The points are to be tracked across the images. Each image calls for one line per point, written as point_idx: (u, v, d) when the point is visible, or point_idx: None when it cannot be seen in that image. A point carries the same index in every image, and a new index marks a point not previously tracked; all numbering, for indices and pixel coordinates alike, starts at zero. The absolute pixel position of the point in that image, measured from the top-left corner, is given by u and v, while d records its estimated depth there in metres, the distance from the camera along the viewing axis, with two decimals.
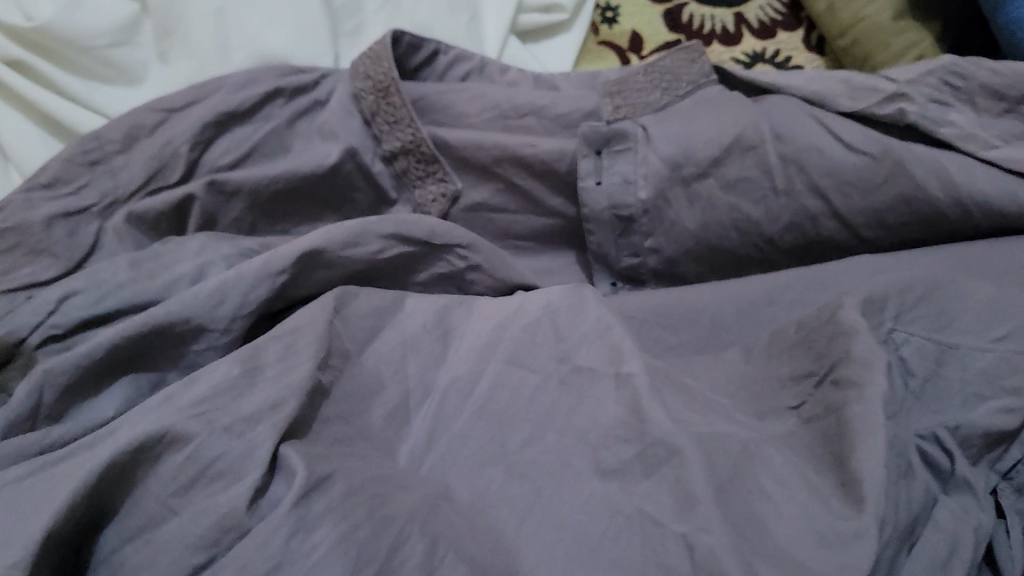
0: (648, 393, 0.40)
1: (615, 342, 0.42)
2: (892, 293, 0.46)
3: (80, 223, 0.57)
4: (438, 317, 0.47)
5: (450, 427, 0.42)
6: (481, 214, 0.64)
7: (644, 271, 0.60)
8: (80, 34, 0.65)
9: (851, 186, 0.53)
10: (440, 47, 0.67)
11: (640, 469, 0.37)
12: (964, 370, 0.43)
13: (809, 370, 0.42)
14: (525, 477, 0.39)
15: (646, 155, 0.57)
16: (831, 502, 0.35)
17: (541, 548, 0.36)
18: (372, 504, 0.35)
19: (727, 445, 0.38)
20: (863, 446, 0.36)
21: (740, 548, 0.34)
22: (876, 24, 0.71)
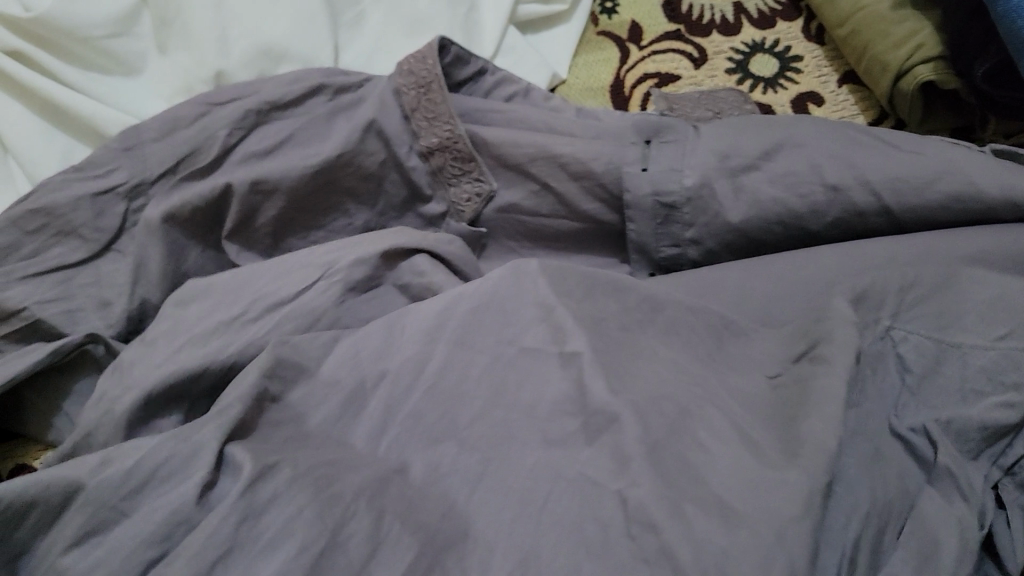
0: (637, 396, 0.37)
1: (606, 343, 0.39)
2: (890, 290, 0.44)
3: (108, 204, 0.59)
4: (405, 319, 0.41)
5: (400, 419, 0.38)
6: (513, 216, 0.64)
7: (685, 263, 0.56)
8: (79, 24, 0.67)
9: (898, 186, 0.50)
10: (487, 68, 0.68)
11: (599, 468, 0.34)
12: (964, 367, 0.41)
13: (797, 348, 0.40)
14: (478, 463, 0.36)
15: (696, 148, 0.55)
16: (768, 456, 0.34)
17: (490, 541, 0.33)
18: (322, 472, 0.34)
19: (668, 404, 0.36)
20: (816, 411, 0.35)
21: (666, 493, 0.33)
22: (877, 13, 0.70)
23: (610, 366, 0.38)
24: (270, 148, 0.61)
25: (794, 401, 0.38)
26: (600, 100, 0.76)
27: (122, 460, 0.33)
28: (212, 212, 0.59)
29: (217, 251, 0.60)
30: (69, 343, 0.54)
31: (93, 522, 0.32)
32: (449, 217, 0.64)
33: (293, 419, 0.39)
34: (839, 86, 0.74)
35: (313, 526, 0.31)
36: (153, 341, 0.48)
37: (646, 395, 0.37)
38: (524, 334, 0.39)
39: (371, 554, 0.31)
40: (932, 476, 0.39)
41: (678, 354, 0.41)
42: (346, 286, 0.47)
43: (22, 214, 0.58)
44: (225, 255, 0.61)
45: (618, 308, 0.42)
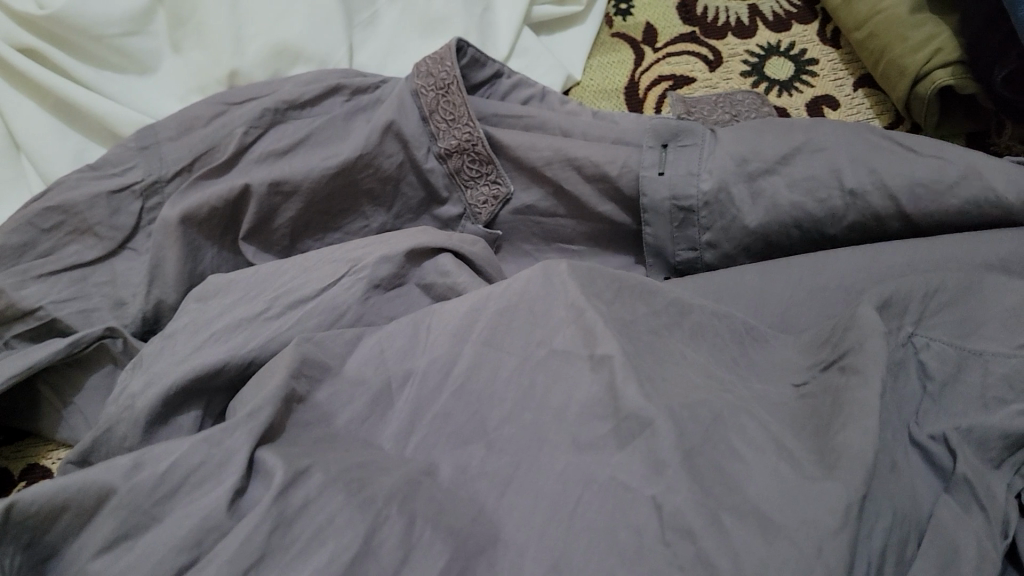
0: (674, 398, 0.36)
1: (637, 349, 0.39)
2: (914, 296, 0.43)
3: (124, 202, 0.59)
4: (434, 316, 0.42)
5: (431, 417, 0.38)
6: (530, 217, 0.64)
7: (700, 266, 0.56)
8: (93, 22, 0.67)
9: (918, 188, 0.50)
10: (501, 70, 0.68)
11: (639, 476, 0.34)
12: (985, 375, 0.41)
13: (823, 355, 0.41)
14: (510, 468, 0.36)
15: (715, 152, 0.54)
16: (805, 467, 0.34)
17: (528, 550, 0.33)
18: (350, 473, 0.33)
19: (699, 408, 0.36)
20: (853, 422, 0.34)
21: (702, 501, 0.33)
22: (894, 16, 0.70)
23: (640, 368, 0.37)
24: (287, 148, 0.61)
25: (834, 408, 0.37)
26: (614, 102, 0.76)
27: (155, 463, 0.33)
28: (229, 213, 0.59)
29: (233, 252, 0.60)
30: (87, 336, 0.54)
31: (124, 528, 0.32)
32: (465, 219, 0.64)
33: (320, 420, 0.39)
34: (854, 90, 0.74)
35: (343, 532, 0.31)
36: (173, 338, 0.48)
37: (680, 396, 0.36)
38: (553, 334, 0.39)
39: (401, 561, 0.31)
40: (950, 484, 0.38)
41: (705, 358, 0.41)
42: (370, 284, 0.47)
43: (38, 212, 0.58)
44: (242, 255, 0.61)
45: (645, 312, 0.42)
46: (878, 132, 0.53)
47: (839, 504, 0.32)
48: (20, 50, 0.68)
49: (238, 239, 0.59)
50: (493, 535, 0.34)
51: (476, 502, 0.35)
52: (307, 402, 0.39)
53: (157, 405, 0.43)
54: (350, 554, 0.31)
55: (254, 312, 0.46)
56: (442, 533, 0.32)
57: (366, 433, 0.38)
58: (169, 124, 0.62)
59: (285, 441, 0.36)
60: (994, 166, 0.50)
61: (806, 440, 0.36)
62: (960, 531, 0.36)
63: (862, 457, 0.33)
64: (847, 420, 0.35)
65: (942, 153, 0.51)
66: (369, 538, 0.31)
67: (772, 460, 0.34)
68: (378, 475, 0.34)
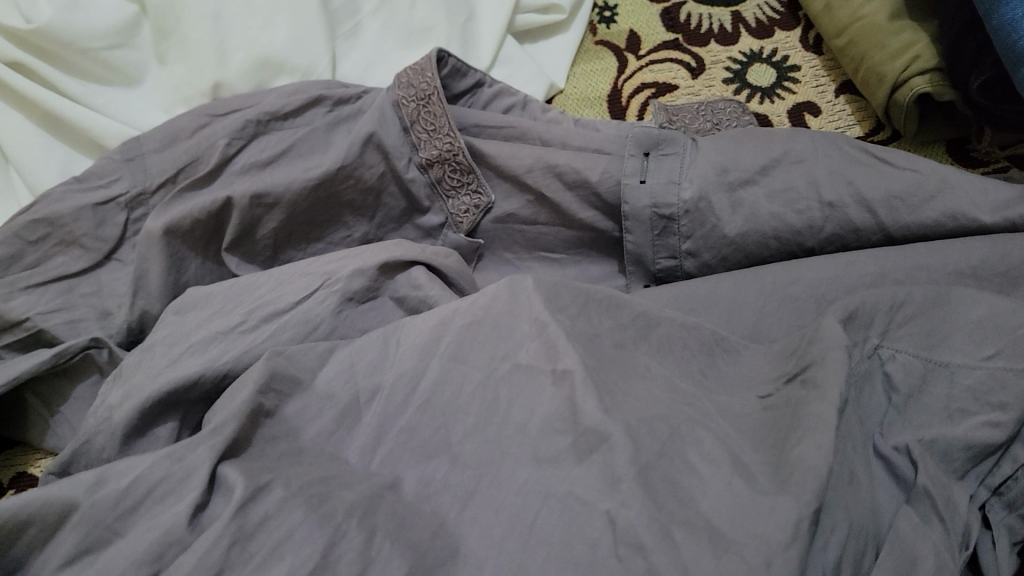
0: (635, 412, 0.37)
1: (607, 369, 0.40)
2: (882, 307, 0.44)
3: (109, 214, 0.60)
4: (404, 329, 0.42)
5: (398, 429, 0.39)
6: (512, 226, 0.64)
7: (681, 275, 0.56)
8: (79, 36, 0.68)
9: (894, 201, 0.51)
10: (483, 79, 0.69)
11: (595, 487, 0.34)
12: (951, 388, 0.41)
13: (787, 367, 0.41)
14: (473, 481, 0.36)
15: (696, 161, 0.55)
16: (759, 482, 0.34)
17: (487, 560, 0.33)
18: (313, 487, 0.34)
19: (658, 424, 0.36)
20: (809, 438, 0.35)
21: (655, 516, 0.33)
22: (874, 24, 0.70)
23: (604, 383, 0.38)
24: (269, 159, 0.61)
25: (793, 419, 0.37)
26: (597, 110, 0.76)
27: (120, 479, 0.34)
28: (212, 224, 0.59)
29: (217, 262, 0.61)
30: (70, 347, 0.54)
31: (90, 541, 0.33)
32: (447, 228, 0.65)
33: (288, 434, 0.39)
34: (836, 97, 0.74)
35: (303, 546, 0.32)
36: (152, 349, 0.48)
37: (640, 411, 0.37)
38: (520, 350, 0.40)
39: (361, 575, 0.32)
40: (911, 496, 0.39)
41: (670, 373, 0.42)
42: (344, 297, 0.48)
43: (23, 225, 0.58)
44: (225, 265, 0.61)
45: (611, 325, 0.43)
46: (854, 146, 0.54)
47: (789, 520, 0.32)
48: (8, 64, 0.69)
49: (221, 249, 0.60)
50: (451, 547, 0.34)
51: (439, 514, 0.36)
52: (276, 418, 0.39)
53: (133, 418, 0.44)
54: (308, 568, 0.31)
55: (231, 326, 0.47)
56: (400, 543, 0.33)
57: (334, 445, 0.39)
58: (154, 135, 0.62)
59: (251, 455, 0.36)
60: (968, 177, 0.51)
61: (760, 455, 0.36)
62: (918, 541, 0.37)
63: (816, 470, 0.33)
64: (802, 435, 0.35)
65: (917, 165, 0.52)
66: (328, 551, 0.32)
67: (727, 475, 0.34)
68: (340, 488, 0.34)
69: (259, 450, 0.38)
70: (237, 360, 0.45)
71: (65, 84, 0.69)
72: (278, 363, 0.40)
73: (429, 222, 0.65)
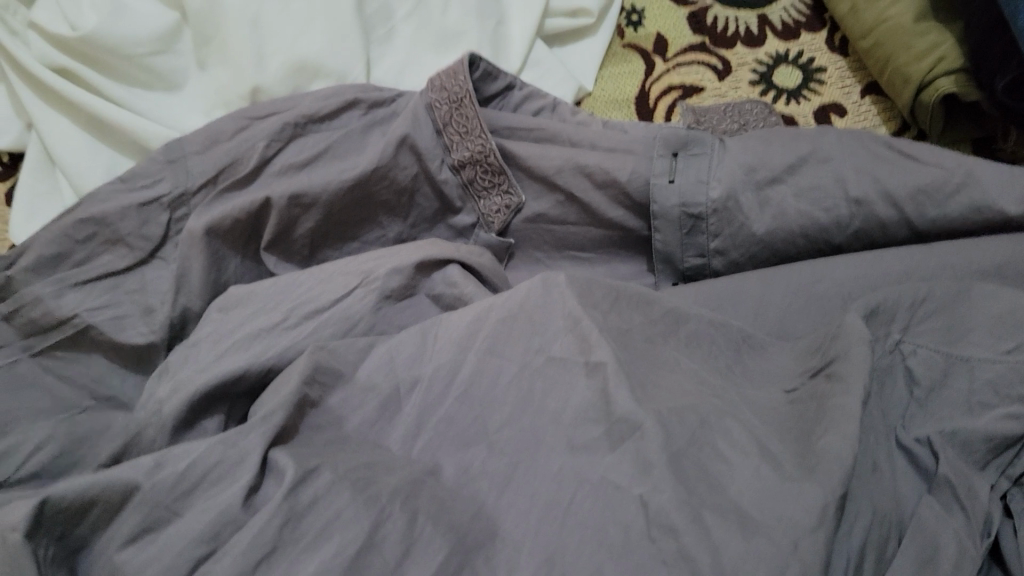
0: (668, 402, 0.38)
1: (639, 360, 0.41)
2: (903, 304, 0.45)
3: (153, 214, 0.62)
4: (443, 322, 0.44)
5: (437, 420, 0.40)
6: (541, 225, 0.66)
7: (708, 272, 0.58)
8: (121, 43, 0.71)
9: (920, 193, 0.51)
10: (514, 82, 0.70)
11: (629, 472, 0.36)
12: (971, 380, 0.42)
13: (811, 363, 0.42)
14: (510, 468, 0.38)
15: (724, 161, 0.56)
16: (785, 468, 0.36)
17: (524, 540, 0.35)
18: (358, 472, 0.36)
19: (689, 412, 0.38)
20: (834, 428, 0.36)
21: (686, 499, 0.34)
22: (899, 25, 0.71)
23: (636, 377, 0.40)
24: (307, 159, 0.63)
25: (818, 409, 0.39)
26: (625, 112, 0.77)
27: (175, 463, 0.36)
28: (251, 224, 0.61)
29: (256, 261, 0.63)
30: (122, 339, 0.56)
31: (147, 521, 0.34)
32: (478, 228, 0.66)
33: (332, 424, 0.41)
34: (862, 98, 0.75)
35: (351, 528, 0.33)
36: (198, 345, 0.50)
37: (671, 400, 0.38)
38: (552, 344, 0.41)
39: (404, 555, 0.33)
40: (933, 486, 0.40)
41: (699, 368, 0.43)
42: (382, 294, 0.49)
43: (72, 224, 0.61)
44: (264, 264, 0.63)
45: (640, 322, 0.45)
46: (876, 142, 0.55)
47: (814, 504, 0.33)
48: (55, 70, 0.73)
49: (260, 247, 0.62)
50: (490, 529, 0.36)
51: (479, 498, 0.37)
52: (321, 408, 0.41)
53: (182, 409, 0.46)
54: (354, 548, 0.33)
55: (272, 325, 0.49)
56: (441, 526, 0.34)
57: (376, 434, 0.41)
58: (196, 139, 0.64)
59: (298, 442, 0.38)
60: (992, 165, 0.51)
61: (787, 440, 0.38)
62: (941, 529, 0.38)
63: (843, 456, 0.35)
64: (827, 425, 0.37)
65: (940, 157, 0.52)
66: (373, 532, 0.33)
67: (754, 462, 0.36)
68: (383, 473, 0.36)
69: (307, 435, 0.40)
70: (282, 354, 0.47)
71: (107, 89, 0.72)
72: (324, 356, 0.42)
73: (462, 221, 0.66)
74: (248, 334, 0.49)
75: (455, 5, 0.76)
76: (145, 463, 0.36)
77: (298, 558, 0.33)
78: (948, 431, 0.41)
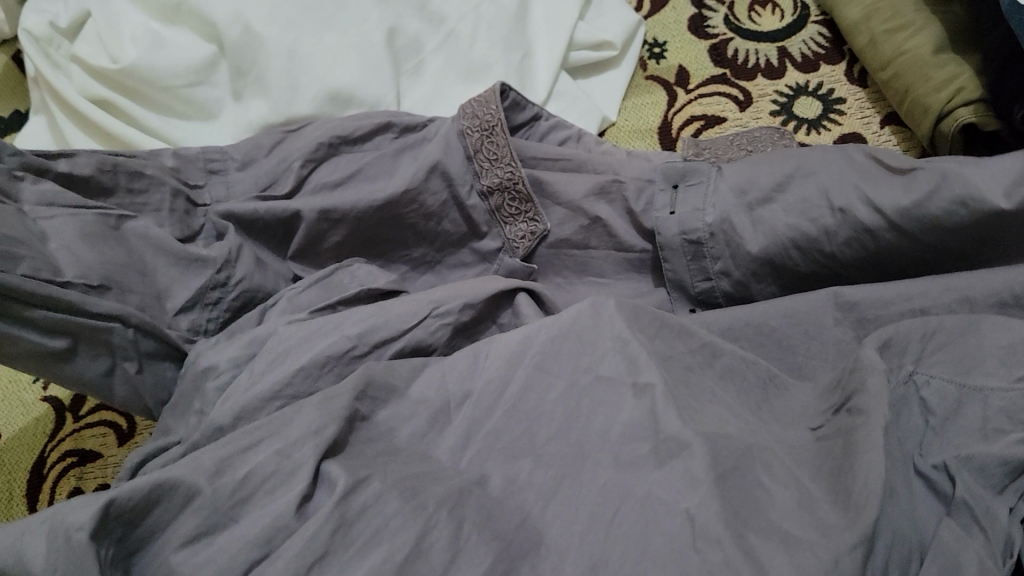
0: (711, 428, 0.39)
1: (679, 383, 0.42)
2: (914, 336, 0.46)
3: None
4: (486, 345, 0.45)
5: (481, 434, 0.42)
6: (565, 249, 0.67)
7: (718, 296, 0.58)
8: (161, 74, 0.73)
9: (905, 195, 0.51)
10: (541, 113, 0.72)
11: (669, 491, 0.36)
12: (984, 408, 0.43)
13: (834, 400, 0.43)
14: (551, 481, 0.39)
15: (719, 186, 0.58)
16: (822, 507, 0.37)
17: (565, 548, 0.36)
18: (406, 483, 0.37)
19: (733, 442, 0.39)
20: (864, 460, 0.37)
21: (730, 517, 0.35)
22: (918, 57, 0.73)
23: (682, 399, 0.41)
24: (339, 179, 0.65)
25: (848, 441, 0.39)
26: (648, 141, 0.79)
27: (236, 470, 0.38)
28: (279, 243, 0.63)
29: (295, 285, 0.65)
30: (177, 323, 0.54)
31: (208, 524, 0.36)
32: (504, 253, 0.67)
33: (382, 436, 0.42)
34: (882, 127, 0.76)
35: (399, 535, 0.35)
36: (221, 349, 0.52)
37: (713, 428, 0.39)
38: (596, 366, 0.42)
39: (451, 561, 0.35)
40: (952, 508, 0.41)
41: (730, 400, 0.44)
42: (428, 313, 0.51)
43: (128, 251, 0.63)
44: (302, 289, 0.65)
45: (682, 350, 0.46)
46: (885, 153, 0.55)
47: (849, 533, 0.34)
48: (95, 101, 0.75)
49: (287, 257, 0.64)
50: (531, 537, 0.37)
51: (521, 507, 0.39)
52: (370, 421, 0.42)
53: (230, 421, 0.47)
54: (401, 557, 0.34)
55: (319, 326, 0.50)
56: (485, 537, 0.36)
57: (415, 447, 0.42)
58: (236, 154, 0.66)
59: (348, 453, 0.40)
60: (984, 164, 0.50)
61: (824, 479, 0.38)
62: (964, 546, 0.39)
63: (877, 477, 0.36)
64: (858, 455, 0.38)
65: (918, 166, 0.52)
66: (419, 541, 0.35)
67: (785, 494, 0.37)
68: (429, 484, 0.38)
69: (359, 440, 0.41)
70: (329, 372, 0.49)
71: (145, 119, 0.74)
72: (374, 371, 0.44)
73: (489, 245, 0.67)
74: (290, 342, 0.49)
75: (483, 37, 0.78)
76: (207, 467, 0.38)
77: (351, 565, 0.34)
78: (962, 457, 0.42)
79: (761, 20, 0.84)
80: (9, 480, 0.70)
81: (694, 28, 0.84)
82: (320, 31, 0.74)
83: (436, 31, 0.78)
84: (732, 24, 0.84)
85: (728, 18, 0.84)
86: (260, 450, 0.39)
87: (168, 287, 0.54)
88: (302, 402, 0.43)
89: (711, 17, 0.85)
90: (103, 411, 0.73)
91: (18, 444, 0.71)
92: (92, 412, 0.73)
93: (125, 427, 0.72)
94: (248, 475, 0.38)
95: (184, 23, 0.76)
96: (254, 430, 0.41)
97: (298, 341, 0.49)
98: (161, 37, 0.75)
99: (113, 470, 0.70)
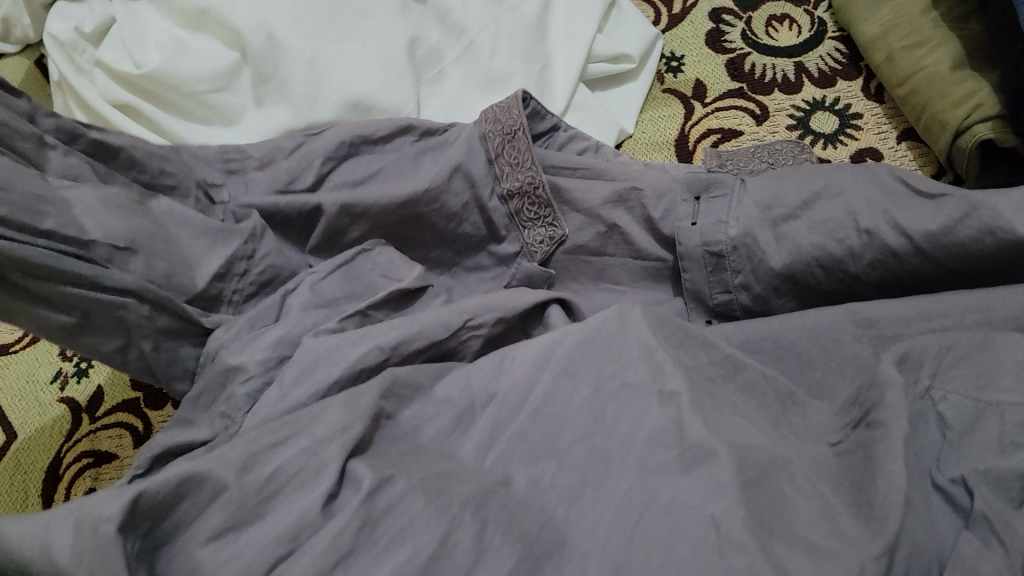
0: (734, 437, 0.39)
1: (701, 392, 0.42)
2: (930, 352, 0.47)
3: None
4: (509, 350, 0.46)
5: (503, 438, 0.42)
6: (581, 259, 0.68)
7: (737, 308, 0.59)
8: (184, 80, 0.74)
9: (931, 219, 0.51)
10: (559, 124, 0.73)
11: (692, 500, 0.36)
12: (1001, 422, 0.43)
13: (851, 415, 0.43)
14: (574, 487, 0.39)
15: (744, 200, 0.58)
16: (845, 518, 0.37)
17: (589, 553, 0.36)
18: (430, 484, 0.38)
19: (759, 452, 0.39)
20: (887, 472, 0.37)
21: (755, 526, 0.35)
22: (935, 73, 0.73)
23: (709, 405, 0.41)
24: (360, 185, 0.66)
25: (871, 453, 0.39)
26: (664, 154, 0.79)
27: (263, 467, 0.38)
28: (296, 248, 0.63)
29: None
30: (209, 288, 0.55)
31: (235, 519, 0.37)
32: (522, 257, 0.67)
33: (405, 437, 0.42)
34: (898, 143, 0.77)
35: (423, 535, 0.35)
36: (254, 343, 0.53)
37: (736, 437, 0.39)
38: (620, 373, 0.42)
39: (475, 561, 0.35)
40: (971, 520, 0.41)
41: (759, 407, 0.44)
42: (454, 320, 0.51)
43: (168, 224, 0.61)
44: None
45: (705, 360, 0.46)
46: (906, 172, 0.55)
47: (875, 543, 0.34)
48: (118, 106, 0.76)
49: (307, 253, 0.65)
50: (554, 540, 0.37)
51: (543, 511, 0.39)
52: (393, 422, 0.43)
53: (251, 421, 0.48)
54: (426, 556, 0.35)
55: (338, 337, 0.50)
56: (510, 539, 0.36)
57: (438, 447, 0.42)
58: (256, 154, 0.67)
59: (372, 455, 0.40)
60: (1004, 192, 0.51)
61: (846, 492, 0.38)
62: (984, 557, 0.39)
63: (900, 487, 0.36)
64: (882, 466, 0.38)
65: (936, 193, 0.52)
66: (444, 541, 0.35)
67: (807, 504, 0.37)
68: (452, 486, 0.38)
69: (382, 440, 0.41)
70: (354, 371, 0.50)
71: (167, 124, 0.75)
72: (396, 373, 0.44)
73: (506, 253, 0.68)
74: (316, 347, 0.50)
75: (502, 48, 0.79)
76: (234, 464, 0.38)
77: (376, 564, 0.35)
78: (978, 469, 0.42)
79: (778, 35, 0.84)
80: (25, 478, 0.70)
81: (712, 43, 0.85)
82: (341, 39, 0.75)
83: (456, 42, 0.79)
84: (750, 38, 0.84)
85: (745, 33, 0.85)
86: (285, 449, 0.39)
87: (197, 257, 0.54)
88: (326, 403, 0.43)
89: (728, 32, 0.85)
90: (119, 412, 0.73)
91: (33, 439, 0.72)
92: (108, 413, 0.73)
93: (140, 429, 0.72)
94: (274, 472, 0.38)
95: (207, 30, 0.77)
96: (278, 429, 0.41)
97: (322, 345, 0.50)
98: (185, 44, 0.76)
99: (128, 472, 0.71)
